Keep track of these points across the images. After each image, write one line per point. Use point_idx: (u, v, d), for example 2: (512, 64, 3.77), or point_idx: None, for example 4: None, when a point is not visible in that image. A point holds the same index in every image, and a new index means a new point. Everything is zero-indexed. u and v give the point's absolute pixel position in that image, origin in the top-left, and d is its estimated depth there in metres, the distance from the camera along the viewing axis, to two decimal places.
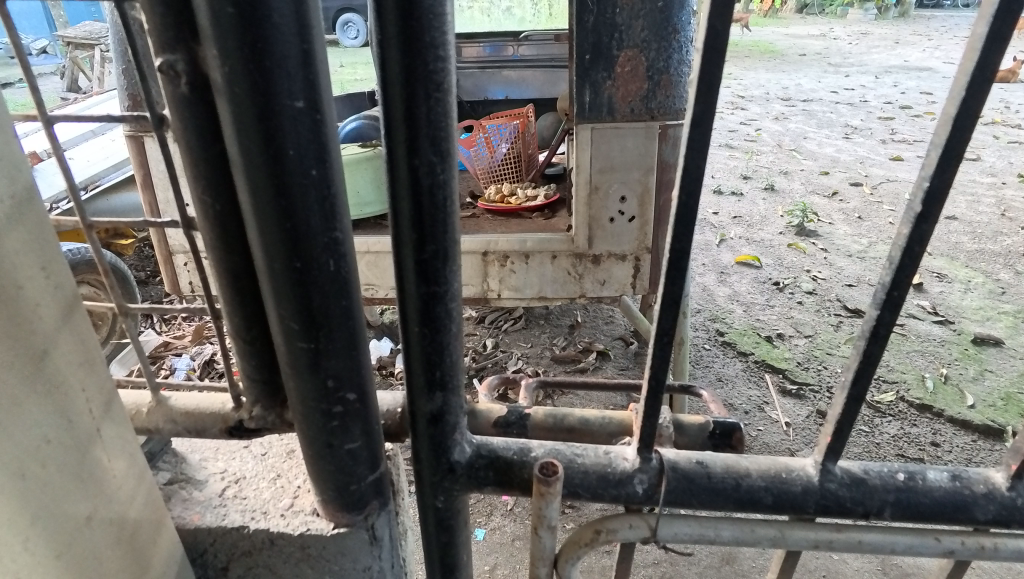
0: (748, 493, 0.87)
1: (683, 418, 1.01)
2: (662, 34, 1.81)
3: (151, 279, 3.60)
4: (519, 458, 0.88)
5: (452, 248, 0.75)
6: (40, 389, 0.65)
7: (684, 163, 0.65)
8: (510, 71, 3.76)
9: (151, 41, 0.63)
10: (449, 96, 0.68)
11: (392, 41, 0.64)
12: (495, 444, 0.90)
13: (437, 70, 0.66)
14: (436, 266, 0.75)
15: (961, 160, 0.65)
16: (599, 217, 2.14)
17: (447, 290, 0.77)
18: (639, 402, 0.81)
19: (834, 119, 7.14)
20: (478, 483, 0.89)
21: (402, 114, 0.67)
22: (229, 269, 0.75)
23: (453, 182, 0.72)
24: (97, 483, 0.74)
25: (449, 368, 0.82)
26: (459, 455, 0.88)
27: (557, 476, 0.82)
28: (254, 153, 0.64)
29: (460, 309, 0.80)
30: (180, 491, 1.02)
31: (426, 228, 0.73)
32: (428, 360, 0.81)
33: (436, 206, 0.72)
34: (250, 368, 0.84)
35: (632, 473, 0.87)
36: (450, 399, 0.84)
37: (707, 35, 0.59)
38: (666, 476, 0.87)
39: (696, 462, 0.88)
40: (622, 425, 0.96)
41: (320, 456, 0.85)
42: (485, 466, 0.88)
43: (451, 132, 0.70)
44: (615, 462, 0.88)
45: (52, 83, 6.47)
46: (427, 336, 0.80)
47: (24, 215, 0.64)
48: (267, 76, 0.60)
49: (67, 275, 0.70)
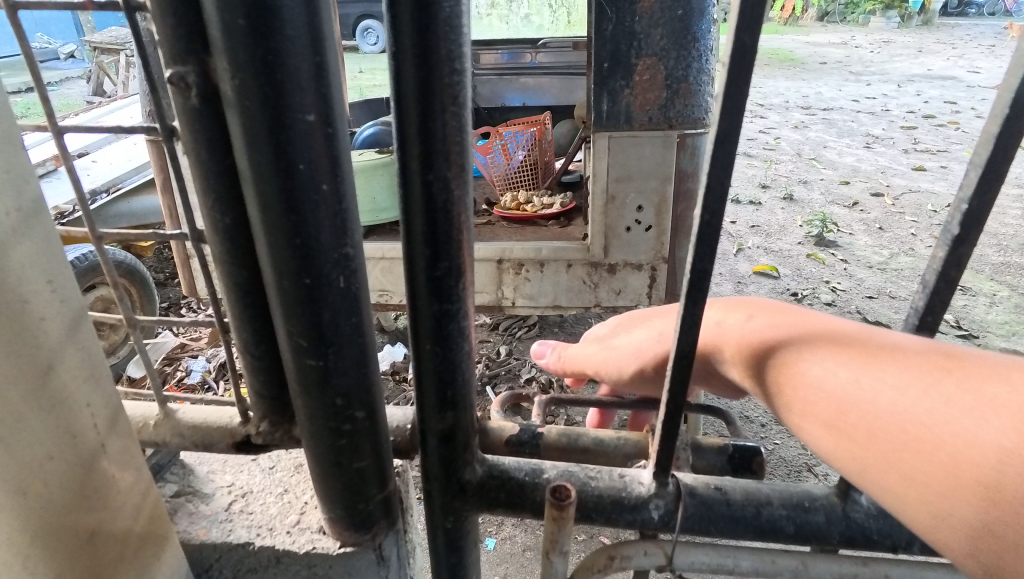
0: (769, 522, 0.83)
1: (701, 440, 0.97)
2: (682, 43, 1.78)
3: (169, 281, 3.63)
4: (531, 480, 0.86)
5: (465, 265, 0.73)
6: (44, 405, 0.64)
7: (708, 180, 0.62)
8: (527, 78, 3.79)
9: (162, 52, 0.62)
10: (465, 110, 0.66)
11: (407, 54, 0.63)
12: (507, 465, 0.87)
13: (454, 83, 0.64)
14: (449, 282, 0.73)
15: (1002, 182, 0.62)
16: (615, 226, 2.11)
17: (459, 308, 0.75)
18: (658, 425, 0.78)
19: (856, 127, 7.05)
20: (488, 505, 0.87)
21: (417, 129, 0.65)
22: (237, 284, 0.74)
23: (466, 198, 0.70)
24: (100, 499, 0.73)
25: (460, 387, 0.80)
26: (469, 476, 0.86)
27: (571, 501, 0.79)
28: (264, 167, 0.62)
29: (472, 327, 0.78)
30: (187, 504, 1.00)
31: (439, 245, 0.71)
32: (439, 378, 0.79)
33: (449, 221, 0.70)
34: (258, 384, 0.82)
35: (647, 498, 0.84)
36: (461, 419, 0.82)
37: (735, 49, 0.57)
38: (683, 502, 0.84)
39: (714, 488, 0.85)
40: (638, 447, 0.93)
41: (327, 474, 0.83)
42: (496, 487, 0.86)
43: (466, 146, 0.68)
44: (630, 486, 0.85)
45: (77, 86, 6.61)
46: (439, 354, 0.77)
47: (32, 229, 0.63)
48: (279, 90, 0.59)
49: (75, 288, 0.69)
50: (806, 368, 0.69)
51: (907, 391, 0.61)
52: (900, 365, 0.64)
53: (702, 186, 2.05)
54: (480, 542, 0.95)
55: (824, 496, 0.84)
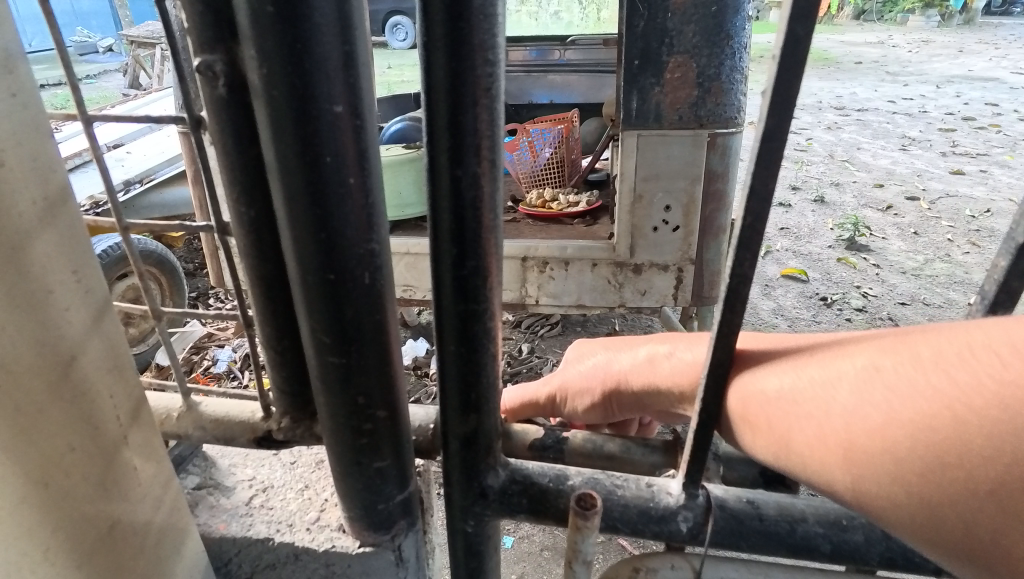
0: (804, 539, 0.80)
1: (731, 452, 0.93)
2: (714, 40, 1.74)
3: (198, 272, 3.68)
4: (555, 486, 0.83)
5: (494, 265, 0.71)
6: (68, 395, 0.64)
7: (751, 181, 0.59)
8: (555, 76, 3.75)
9: (190, 40, 0.61)
10: (497, 103, 0.64)
11: (438, 44, 0.60)
12: (530, 470, 0.85)
13: (487, 75, 0.62)
14: (476, 282, 0.71)
15: None
16: (642, 226, 2.07)
17: (486, 308, 0.73)
18: (689, 436, 0.74)
19: (891, 128, 6.86)
20: (510, 511, 0.85)
21: (447, 122, 0.63)
22: (261, 278, 0.73)
23: (496, 195, 0.68)
24: (122, 490, 0.73)
25: (485, 390, 0.78)
26: (491, 480, 0.83)
27: (596, 510, 0.76)
28: (290, 159, 0.60)
29: (498, 328, 0.76)
30: (208, 497, 1.00)
31: (467, 243, 0.69)
32: (464, 380, 0.77)
33: (478, 219, 0.67)
34: (281, 379, 0.81)
35: (675, 510, 0.81)
36: (484, 422, 0.80)
37: (786, 41, 0.53)
38: (713, 515, 0.80)
39: (746, 501, 0.81)
40: (667, 458, 0.89)
41: (348, 472, 0.82)
42: (518, 493, 0.84)
43: (497, 141, 0.65)
44: (658, 497, 0.82)
45: (113, 79, 6.74)
46: (464, 355, 0.75)
47: (57, 218, 0.62)
48: (307, 80, 0.57)
49: (100, 279, 0.69)
50: (755, 370, 0.72)
51: (833, 384, 0.63)
52: (831, 357, 0.66)
53: (732, 187, 2.00)
54: (500, 547, 0.93)
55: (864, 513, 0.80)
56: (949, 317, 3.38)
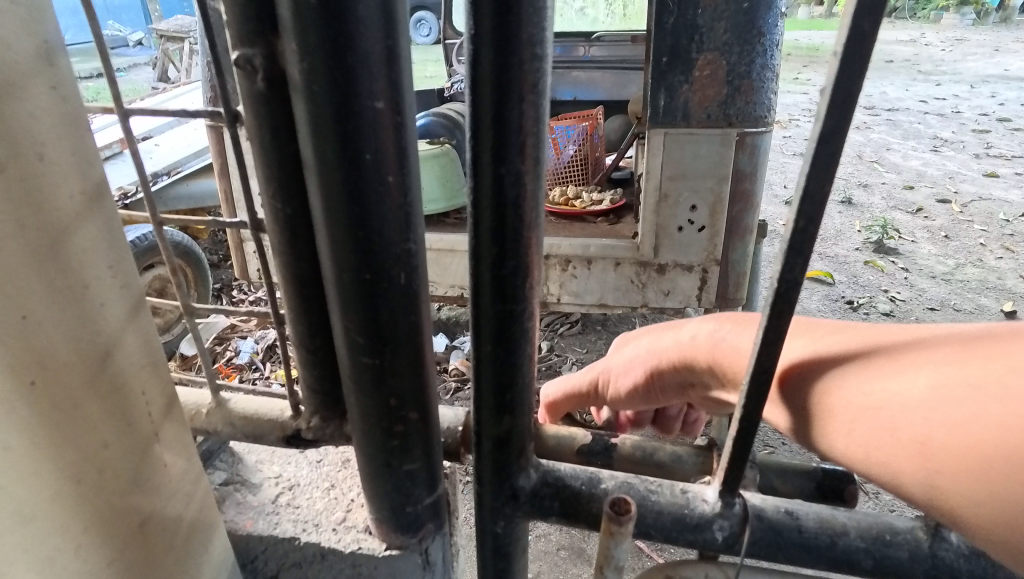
0: (845, 553, 0.76)
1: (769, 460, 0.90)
2: (746, 37, 1.67)
3: (222, 263, 3.72)
4: (588, 490, 0.82)
5: (534, 264, 0.69)
6: (104, 391, 0.64)
7: (805, 182, 0.56)
8: (580, 72, 3.66)
9: (231, 34, 0.59)
10: (542, 99, 0.62)
11: (485, 39, 0.58)
12: (562, 472, 0.83)
13: (533, 71, 0.60)
14: (515, 282, 0.69)
15: None
16: (667, 225, 2.04)
17: (524, 308, 0.71)
18: (727, 445, 0.71)
19: (922, 129, 6.69)
20: (541, 512, 0.83)
21: (491, 120, 0.61)
22: (295, 277, 0.71)
23: (539, 194, 0.66)
24: (153, 487, 0.72)
25: (519, 391, 0.76)
26: (523, 482, 0.82)
27: (630, 516, 0.74)
28: (329, 157, 0.59)
29: (536, 327, 0.74)
30: (235, 494, 1.00)
31: (508, 242, 0.67)
32: (499, 382, 0.75)
33: (519, 217, 0.65)
34: (311, 379, 0.80)
35: (711, 518, 0.78)
36: (519, 422, 0.78)
37: (851, 37, 0.50)
38: (750, 525, 0.77)
39: (785, 512, 0.78)
40: (701, 466, 0.87)
41: (377, 474, 0.81)
42: (550, 495, 0.82)
43: (541, 138, 0.63)
44: (692, 504, 0.79)
45: (143, 72, 6.86)
46: (499, 356, 0.73)
47: (95, 214, 0.61)
48: (348, 73, 0.55)
49: (135, 275, 0.68)
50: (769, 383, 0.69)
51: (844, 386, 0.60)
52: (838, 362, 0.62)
53: (761, 187, 1.95)
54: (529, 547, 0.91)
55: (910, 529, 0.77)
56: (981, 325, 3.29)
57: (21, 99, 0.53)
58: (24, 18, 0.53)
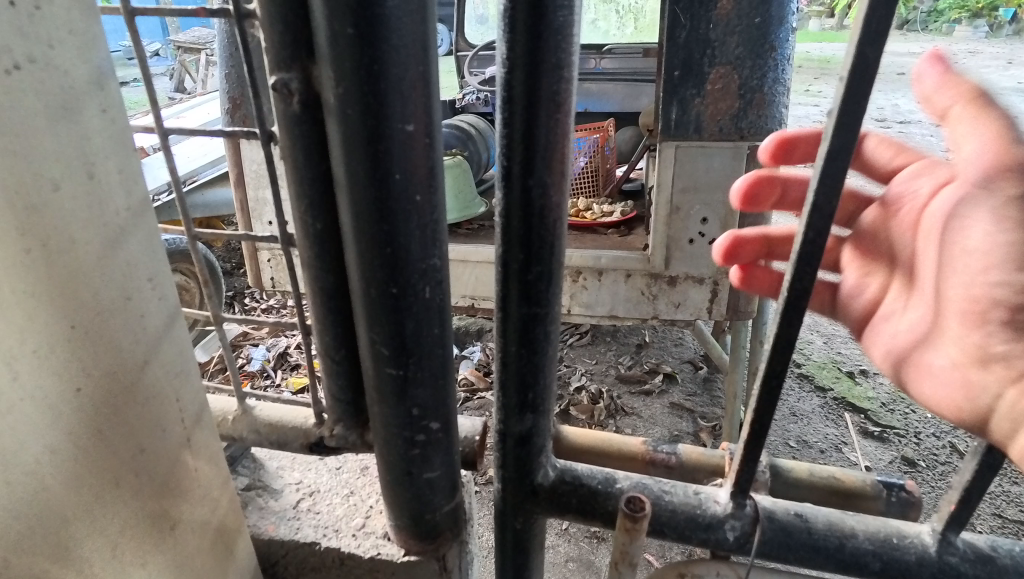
0: (853, 555, 0.78)
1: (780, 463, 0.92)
2: (758, 50, 1.67)
3: (235, 271, 3.77)
4: (604, 488, 0.83)
5: (558, 270, 0.72)
6: (140, 398, 0.66)
7: (816, 200, 0.58)
8: (591, 84, 3.71)
9: (268, 59, 0.62)
10: (568, 116, 0.65)
11: (518, 62, 0.62)
12: (579, 471, 0.85)
13: (560, 91, 0.63)
14: (540, 287, 0.72)
15: None
16: (679, 237, 2.05)
17: (547, 313, 0.74)
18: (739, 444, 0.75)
19: (935, 142, 6.66)
20: (559, 510, 0.85)
21: (521, 136, 0.65)
22: (323, 289, 0.74)
23: (564, 205, 0.69)
24: (184, 488, 0.75)
25: (541, 391, 0.79)
26: (542, 479, 0.84)
27: (645, 513, 0.76)
28: (360, 175, 0.62)
29: (558, 332, 0.77)
30: (257, 499, 1.02)
31: (533, 249, 0.70)
32: (523, 381, 0.78)
33: (545, 226, 0.68)
34: (335, 388, 0.83)
35: (723, 519, 0.80)
36: (540, 422, 0.81)
37: (856, 64, 0.52)
38: (761, 526, 0.79)
39: (795, 514, 0.80)
40: (714, 467, 0.92)
41: (398, 481, 0.83)
42: (568, 493, 0.84)
43: (567, 153, 0.67)
44: (705, 504, 0.81)
45: (160, 82, 6.94)
46: (524, 357, 0.76)
47: (138, 228, 0.65)
48: (381, 98, 0.58)
49: (172, 286, 0.71)
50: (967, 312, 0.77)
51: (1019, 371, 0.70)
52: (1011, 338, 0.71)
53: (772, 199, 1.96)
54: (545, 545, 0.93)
55: (909, 529, 0.79)
56: None
57: (74, 123, 0.56)
58: (80, 45, 0.56)
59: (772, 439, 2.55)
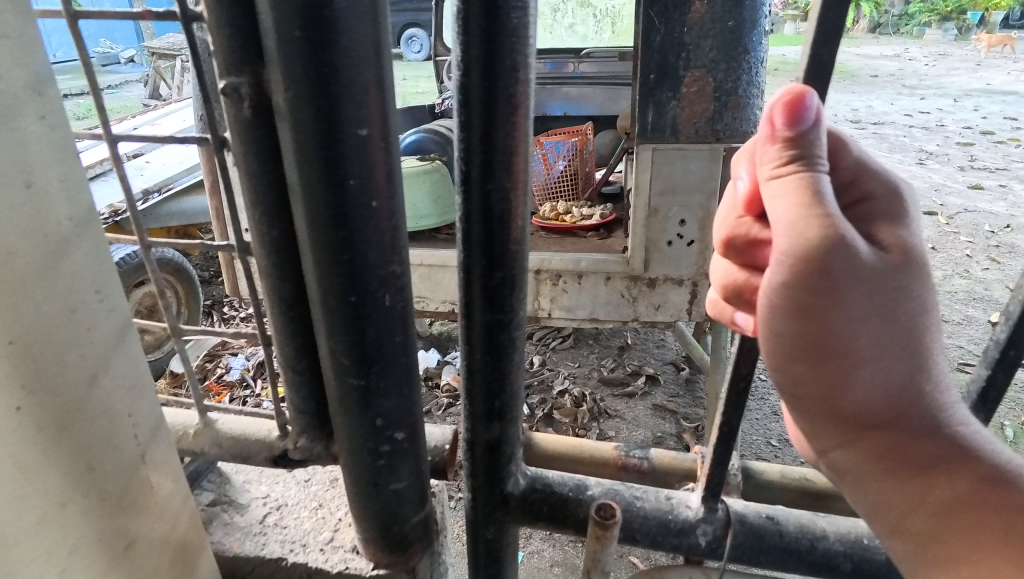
0: (825, 557, 0.78)
1: (751, 466, 0.91)
2: (732, 55, 1.66)
3: (213, 280, 3.71)
4: (575, 495, 0.83)
5: (521, 275, 0.71)
6: (88, 416, 0.64)
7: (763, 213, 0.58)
8: (571, 88, 3.75)
9: (217, 63, 0.60)
10: (526, 119, 0.64)
11: (473, 64, 0.61)
12: (550, 478, 0.84)
13: (516, 93, 0.62)
14: (503, 293, 0.71)
15: None
16: (657, 240, 2.02)
17: (512, 318, 0.73)
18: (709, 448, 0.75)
19: (909, 143, 6.77)
20: (530, 519, 0.83)
21: (480, 139, 0.63)
22: (283, 298, 0.72)
23: (525, 209, 0.68)
24: (139, 507, 0.72)
25: (509, 398, 0.78)
26: (512, 488, 0.82)
27: (616, 520, 0.75)
28: (313, 182, 0.60)
29: (523, 337, 0.76)
30: (222, 515, 0.99)
31: (495, 255, 0.68)
32: (489, 388, 0.76)
33: (507, 229, 0.67)
34: (299, 400, 0.80)
35: (694, 523, 0.79)
36: (508, 429, 0.79)
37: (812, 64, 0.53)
38: (733, 530, 0.79)
39: (766, 517, 0.79)
40: (687, 471, 0.91)
41: (365, 494, 0.81)
42: (539, 501, 0.82)
43: (528, 156, 0.66)
44: (677, 509, 0.80)
45: (135, 88, 6.82)
46: (489, 364, 0.75)
47: (83, 237, 0.62)
48: (333, 102, 0.56)
49: (122, 298, 0.68)
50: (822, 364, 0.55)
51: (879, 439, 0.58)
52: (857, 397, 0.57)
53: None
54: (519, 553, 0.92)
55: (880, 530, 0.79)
56: (968, 335, 3.30)
57: (8, 130, 0.53)
58: (15, 50, 0.54)
59: (753, 438, 2.56)
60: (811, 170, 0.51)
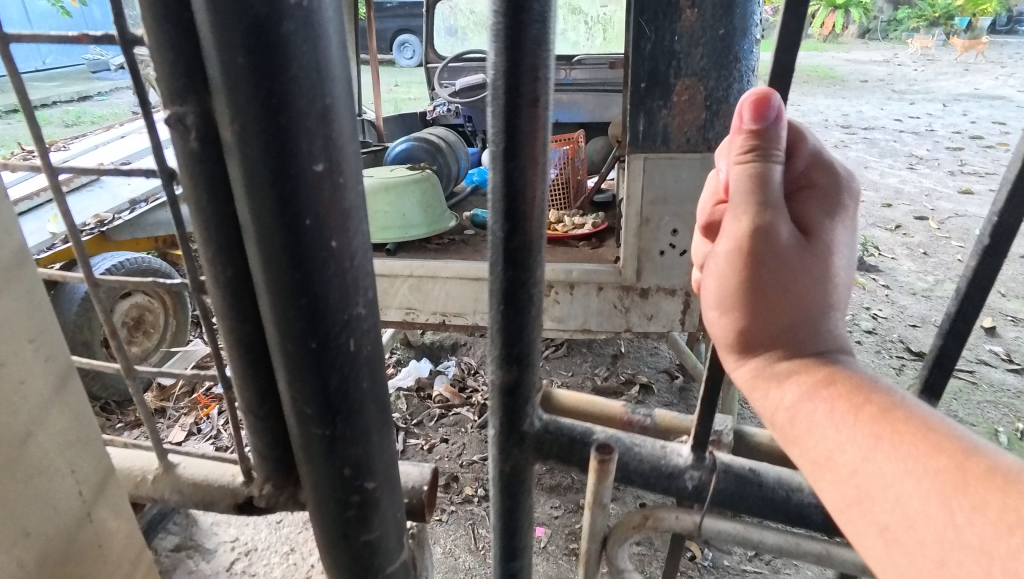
0: (797, 507, 0.83)
1: (748, 431, 1.00)
2: (722, 63, 1.58)
3: None
4: (581, 438, 0.89)
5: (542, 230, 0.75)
6: (18, 477, 0.58)
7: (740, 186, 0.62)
8: (562, 94, 3.68)
9: (160, 92, 0.55)
10: (548, 89, 0.69)
11: (500, 35, 0.66)
12: (562, 421, 0.90)
13: (538, 64, 0.67)
14: (524, 246, 0.75)
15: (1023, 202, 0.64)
16: (650, 249, 1.90)
17: (531, 273, 0.76)
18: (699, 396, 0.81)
19: (899, 147, 6.78)
20: (542, 456, 0.89)
21: (504, 106, 0.68)
22: (241, 341, 0.67)
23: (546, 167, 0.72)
24: (84, 571, 0.66)
25: (526, 345, 0.81)
26: (528, 426, 0.87)
27: (611, 459, 0.84)
28: (266, 221, 0.55)
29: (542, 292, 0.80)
30: (188, 561, 1.04)
31: (515, 211, 0.72)
32: (508, 336, 0.80)
33: (527, 189, 0.71)
34: (262, 445, 0.75)
35: (683, 469, 0.85)
36: (525, 376, 0.82)
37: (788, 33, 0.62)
38: (718, 476, 0.85)
39: (749, 468, 0.85)
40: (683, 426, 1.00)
41: (334, 545, 0.76)
42: (552, 441, 0.88)
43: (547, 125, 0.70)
44: (669, 456, 0.87)
45: None
46: (508, 315, 0.78)
47: (14, 280, 0.57)
48: (283, 136, 0.51)
49: (61, 343, 0.63)
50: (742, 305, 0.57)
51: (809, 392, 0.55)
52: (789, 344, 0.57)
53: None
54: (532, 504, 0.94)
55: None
56: None
57: None
58: None
59: None
60: (765, 160, 0.55)
